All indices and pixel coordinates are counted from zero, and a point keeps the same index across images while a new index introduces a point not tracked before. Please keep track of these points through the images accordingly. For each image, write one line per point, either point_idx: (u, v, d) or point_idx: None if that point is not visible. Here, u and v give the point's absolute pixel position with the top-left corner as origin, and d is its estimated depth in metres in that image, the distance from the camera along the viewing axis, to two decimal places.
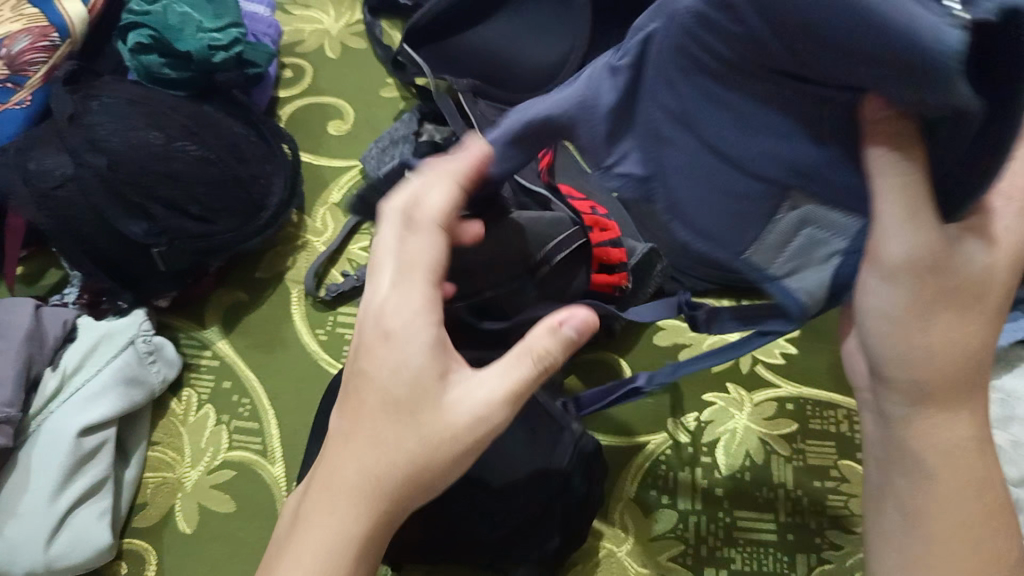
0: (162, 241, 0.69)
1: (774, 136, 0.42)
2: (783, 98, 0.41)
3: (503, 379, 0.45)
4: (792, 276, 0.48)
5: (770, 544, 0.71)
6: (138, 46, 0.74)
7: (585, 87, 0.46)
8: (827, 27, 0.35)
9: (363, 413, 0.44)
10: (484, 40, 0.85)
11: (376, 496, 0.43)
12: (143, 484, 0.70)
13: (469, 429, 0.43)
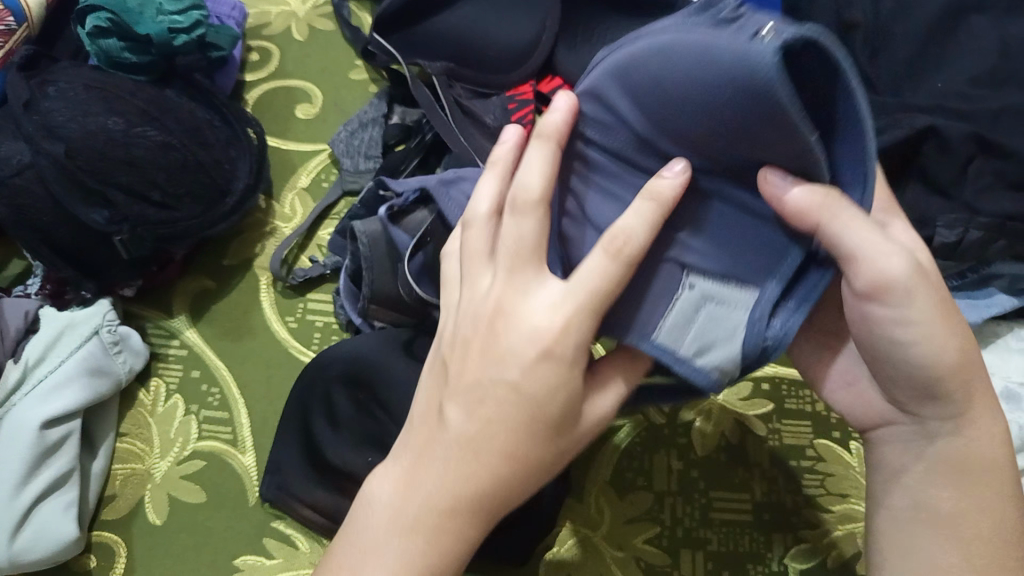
0: (124, 228, 0.69)
1: (686, 209, 0.45)
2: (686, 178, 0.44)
3: (611, 394, 0.45)
4: (701, 354, 0.44)
5: (745, 524, 0.71)
6: (95, 30, 0.71)
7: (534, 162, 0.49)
8: (676, 73, 0.38)
9: (496, 419, 0.43)
10: (454, 25, 0.83)
11: (516, 478, 0.44)
12: (112, 476, 0.69)
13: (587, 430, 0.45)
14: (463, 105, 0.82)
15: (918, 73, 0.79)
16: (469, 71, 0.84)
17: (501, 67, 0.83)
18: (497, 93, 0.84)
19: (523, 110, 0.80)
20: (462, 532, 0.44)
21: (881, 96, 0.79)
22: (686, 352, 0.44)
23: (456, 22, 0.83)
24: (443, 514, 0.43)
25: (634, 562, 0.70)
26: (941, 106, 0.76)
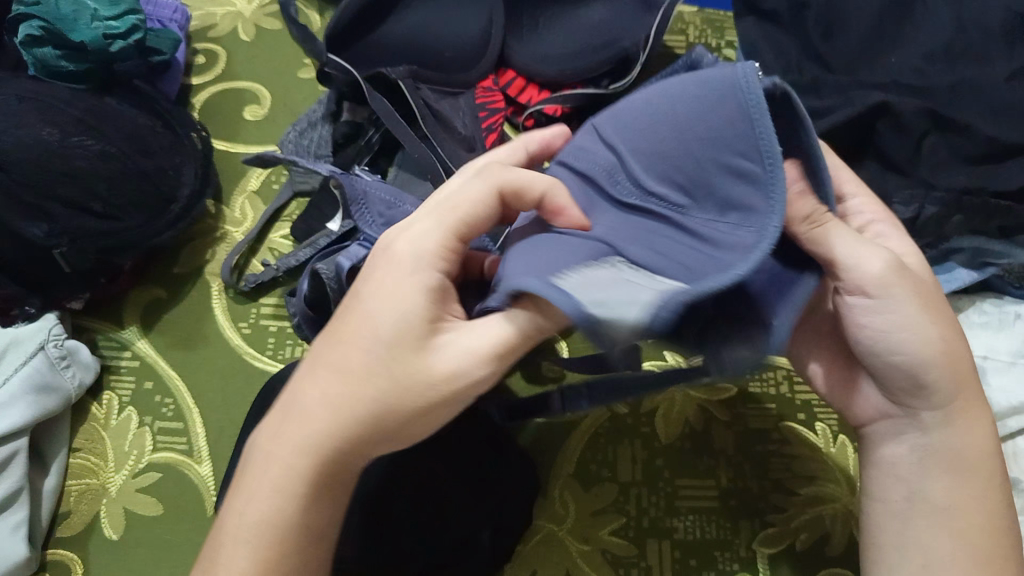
0: (63, 240, 0.68)
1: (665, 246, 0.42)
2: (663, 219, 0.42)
3: (482, 341, 0.42)
4: (598, 305, 0.36)
5: (712, 511, 0.71)
6: (29, 39, 0.69)
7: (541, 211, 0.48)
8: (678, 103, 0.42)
9: (343, 344, 0.43)
10: (409, 29, 0.80)
11: (346, 422, 0.42)
12: (66, 492, 0.68)
13: (443, 382, 0.42)
14: (433, 109, 0.80)
15: (872, 49, 0.78)
16: (433, 72, 0.81)
17: (463, 69, 0.83)
18: (463, 93, 0.83)
19: (492, 117, 0.81)
20: (290, 461, 0.42)
21: (834, 74, 0.78)
22: (577, 298, 0.36)
23: (409, 26, 0.81)
24: (280, 443, 0.43)
25: (600, 555, 0.69)
26: (894, 82, 0.75)
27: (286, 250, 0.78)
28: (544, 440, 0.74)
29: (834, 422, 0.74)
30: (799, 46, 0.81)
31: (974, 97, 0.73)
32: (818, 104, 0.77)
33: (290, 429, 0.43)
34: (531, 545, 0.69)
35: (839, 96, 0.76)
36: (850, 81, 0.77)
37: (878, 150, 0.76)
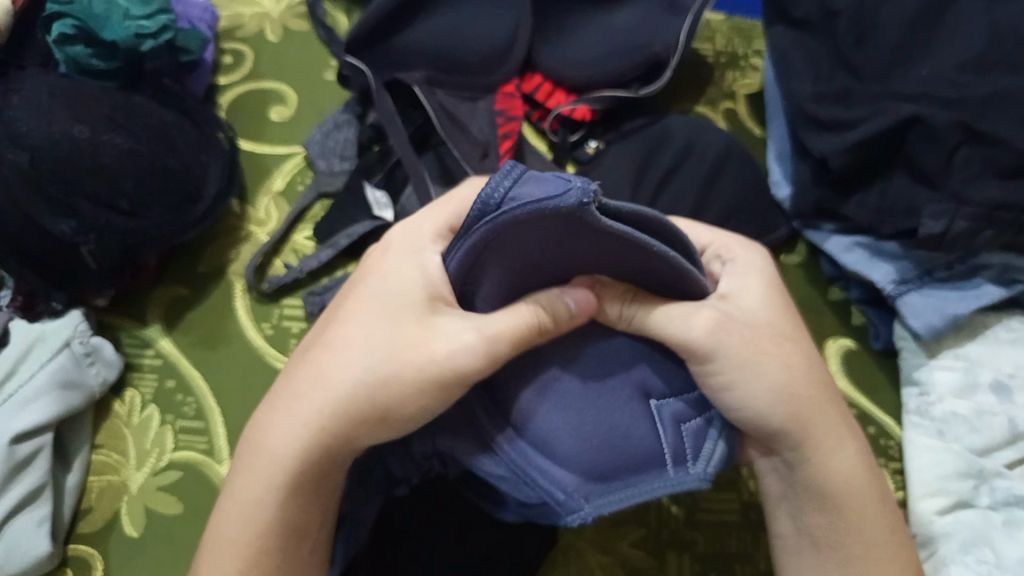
0: (90, 238, 0.69)
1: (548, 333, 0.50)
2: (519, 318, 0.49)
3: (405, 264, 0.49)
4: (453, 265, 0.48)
5: (732, 524, 0.70)
6: (61, 36, 0.70)
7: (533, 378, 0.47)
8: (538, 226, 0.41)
9: (348, 326, 0.49)
10: (428, 37, 0.82)
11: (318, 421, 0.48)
12: (88, 488, 0.68)
13: (382, 296, 0.49)
14: (449, 113, 0.81)
15: (903, 59, 0.77)
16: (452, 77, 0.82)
17: (481, 79, 0.83)
18: (483, 96, 0.83)
19: (508, 123, 0.80)
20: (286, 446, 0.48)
21: (865, 84, 0.78)
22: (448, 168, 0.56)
23: (434, 31, 0.82)
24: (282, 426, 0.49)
25: (618, 566, 0.69)
26: (926, 93, 0.74)
27: (309, 251, 0.78)
28: None
29: (895, 471, 0.72)
30: (829, 55, 0.81)
31: (1007, 111, 0.71)
32: (849, 114, 0.76)
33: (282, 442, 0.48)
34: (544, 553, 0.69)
35: (869, 108, 0.76)
36: (882, 90, 0.76)
37: (909, 161, 0.75)
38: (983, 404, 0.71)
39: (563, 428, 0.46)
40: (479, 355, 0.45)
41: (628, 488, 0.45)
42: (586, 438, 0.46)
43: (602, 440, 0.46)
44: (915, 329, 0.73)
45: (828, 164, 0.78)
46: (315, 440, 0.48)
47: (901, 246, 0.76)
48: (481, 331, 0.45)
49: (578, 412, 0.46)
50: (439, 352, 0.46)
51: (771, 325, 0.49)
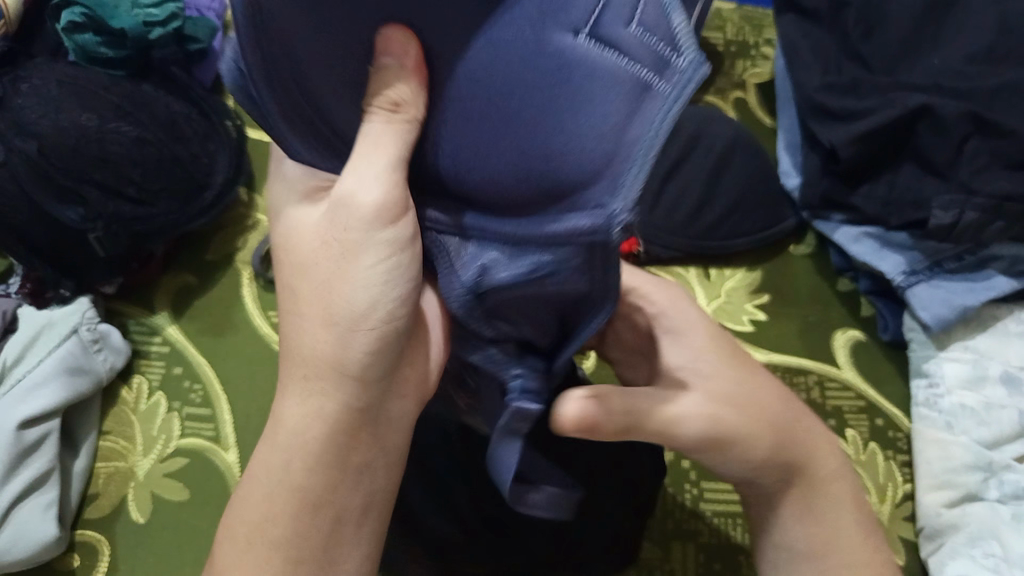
0: (98, 225, 0.70)
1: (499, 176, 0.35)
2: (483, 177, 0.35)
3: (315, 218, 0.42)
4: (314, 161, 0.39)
5: (738, 515, 0.70)
6: (70, 25, 0.70)
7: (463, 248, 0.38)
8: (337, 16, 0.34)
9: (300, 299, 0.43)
10: None
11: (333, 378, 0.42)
12: (95, 474, 0.68)
13: (309, 250, 0.42)
14: None
15: (912, 49, 0.77)
16: None
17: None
18: None
19: None
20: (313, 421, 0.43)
21: (874, 75, 0.77)
22: None
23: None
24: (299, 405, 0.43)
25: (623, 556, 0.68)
26: (935, 83, 0.74)
27: None
28: None
29: (901, 463, 0.71)
30: (839, 45, 0.80)
31: (1018, 102, 0.71)
32: (858, 105, 0.76)
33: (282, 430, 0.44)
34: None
35: (878, 98, 0.75)
36: (891, 81, 0.76)
37: (918, 153, 0.74)
38: (991, 397, 0.70)
39: (483, 195, 0.36)
40: (394, 201, 0.38)
41: (619, 177, 0.33)
42: (525, 197, 0.35)
43: (559, 164, 0.33)
44: (924, 321, 0.73)
45: (836, 155, 0.77)
46: (327, 409, 0.42)
47: (910, 237, 0.75)
48: (385, 170, 0.37)
49: (507, 158, 0.34)
50: (366, 243, 0.39)
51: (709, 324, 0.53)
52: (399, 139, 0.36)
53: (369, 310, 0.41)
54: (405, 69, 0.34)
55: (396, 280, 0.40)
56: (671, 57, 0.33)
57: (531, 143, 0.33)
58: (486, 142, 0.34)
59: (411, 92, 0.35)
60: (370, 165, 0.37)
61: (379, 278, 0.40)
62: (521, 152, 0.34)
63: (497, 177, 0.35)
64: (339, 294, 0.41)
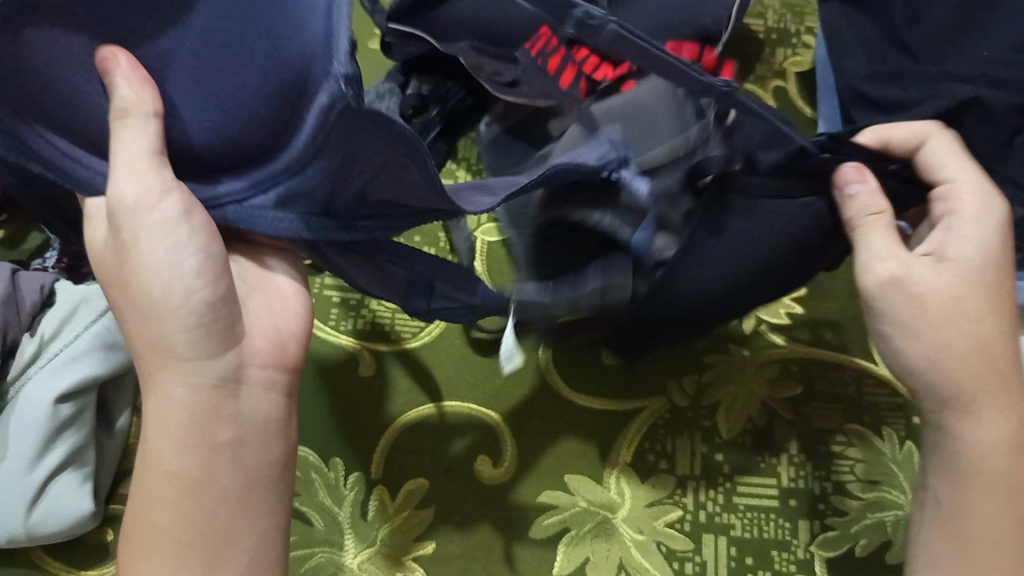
0: None
1: (249, 95, 0.46)
2: (274, 118, 0.47)
3: (169, 259, 0.48)
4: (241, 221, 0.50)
5: (771, 510, 0.69)
6: None
7: (291, 155, 0.48)
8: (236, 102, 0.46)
9: (158, 354, 0.49)
10: None
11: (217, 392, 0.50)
12: (130, 450, 0.69)
13: (159, 299, 0.48)
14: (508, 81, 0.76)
15: (959, 40, 0.75)
16: None
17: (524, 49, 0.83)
18: None
19: None
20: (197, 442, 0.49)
21: (921, 65, 0.75)
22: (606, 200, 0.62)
23: None
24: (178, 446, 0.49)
25: (654, 546, 0.67)
26: (984, 74, 0.72)
27: None
28: (602, 431, 0.71)
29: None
30: (883, 35, 0.78)
31: None
32: (904, 95, 0.74)
33: (170, 445, 0.49)
34: (560, 518, 0.68)
35: (924, 89, 0.73)
36: (937, 73, 0.74)
37: None
38: None
39: (253, 141, 0.48)
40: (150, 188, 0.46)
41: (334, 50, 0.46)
42: (273, 110, 0.47)
43: (284, 73, 0.46)
44: None
45: None
46: (200, 377, 0.50)
47: None
48: (147, 153, 0.46)
49: (252, 83, 0.46)
50: (140, 220, 0.47)
51: (974, 276, 0.54)
52: (156, 126, 0.46)
53: (165, 294, 0.48)
54: (130, 71, 0.45)
55: (177, 250, 0.48)
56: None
57: (252, 79, 0.46)
58: (225, 82, 0.46)
59: (144, 87, 0.45)
60: (132, 163, 0.46)
61: (170, 257, 0.48)
62: (254, 67, 0.46)
63: (256, 100, 0.46)
64: (145, 276, 0.48)
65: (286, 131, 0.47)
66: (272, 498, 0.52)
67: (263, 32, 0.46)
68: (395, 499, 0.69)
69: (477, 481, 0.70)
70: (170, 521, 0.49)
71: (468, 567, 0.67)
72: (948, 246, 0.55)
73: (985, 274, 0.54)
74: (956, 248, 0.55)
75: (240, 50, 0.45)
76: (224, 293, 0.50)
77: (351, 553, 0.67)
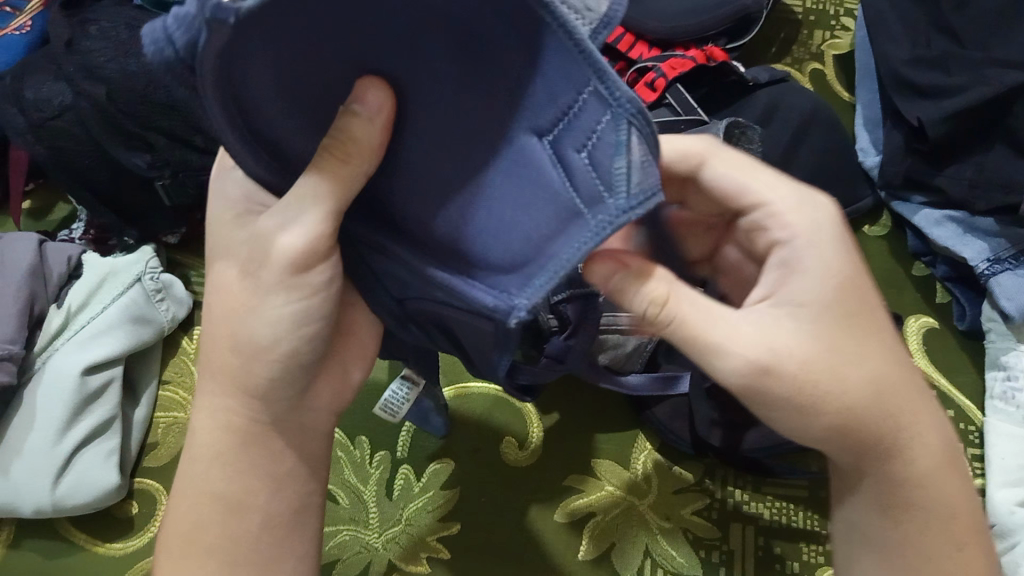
0: (165, 173, 0.68)
1: (487, 183, 0.36)
2: (471, 219, 0.38)
3: (285, 320, 0.43)
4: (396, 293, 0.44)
5: (799, 500, 0.68)
6: None
7: (460, 289, 0.39)
8: (461, 191, 0.37)
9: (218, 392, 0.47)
10: None
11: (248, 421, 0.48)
12: (155, 423, 0.68)
13: (264, 347, 0.44)
14: None
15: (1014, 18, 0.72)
16: None
17: None
18: None
19: None
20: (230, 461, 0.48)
21: (966, 49, 0.73)
22: None
23: None
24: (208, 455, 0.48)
25: (681, 533, 0.66)
26: None
27: None
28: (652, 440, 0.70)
29: (973, 459, 0.69)
30: (927, 17, 0.76)
31: None
32: (948, 81, 0.72)
33: (197, 446, 0.49)
34: (585, 502, 0.67)
35: (971, 74, 0.71)
36: (983, 57, 0.72)
37: (1008, 131, 0.71)
38: None
39: (453, 248, 0.39)
40: (312, 249, 0.40)
41: (518, 286, 0.37)
42: (475, 230, 0.38)
43: (487, 241, 0.38)
44: (1006, 311, 0.69)
45: (924, 132, 0.73)
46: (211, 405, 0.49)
47: (997, 223, 0.72)
48: (320, 224, 0.39)
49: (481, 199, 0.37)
50: (263, 288, 0.42)
51: (854, 292, 0.45)
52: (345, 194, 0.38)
53: (265, 344, 0.44)
54: (382, 118, 0.36)
55: (302, 315, 0.43)
56: (605, 195, 0.34)
57: (494, 193, 0.36)
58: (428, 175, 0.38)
59: (376, 142, 0.36)
60: (301, 223, 0.39)
61: (279, 318, 0.43)
62: (499, 183, 0.36)
63: (471, 230, 0.38)
64: (245, 323, 0.44)
65: (455, 257, 0.39)
66: (302, 511, 0.52)
67: (526, 172, 0.36)
68: (421, 479, 0.68)
69: (503, 461, 0.69)
70: (198, 522, 0.49)
71: (494, 553, 0.66)
72: (796, 262, 0.44)
73: (850, 300, 0.44)
74: (808, 260, 0.44)
75: (495, 158, 0.36)
76: (312, 356, 0.47)
77: (375, 532, 0.66)
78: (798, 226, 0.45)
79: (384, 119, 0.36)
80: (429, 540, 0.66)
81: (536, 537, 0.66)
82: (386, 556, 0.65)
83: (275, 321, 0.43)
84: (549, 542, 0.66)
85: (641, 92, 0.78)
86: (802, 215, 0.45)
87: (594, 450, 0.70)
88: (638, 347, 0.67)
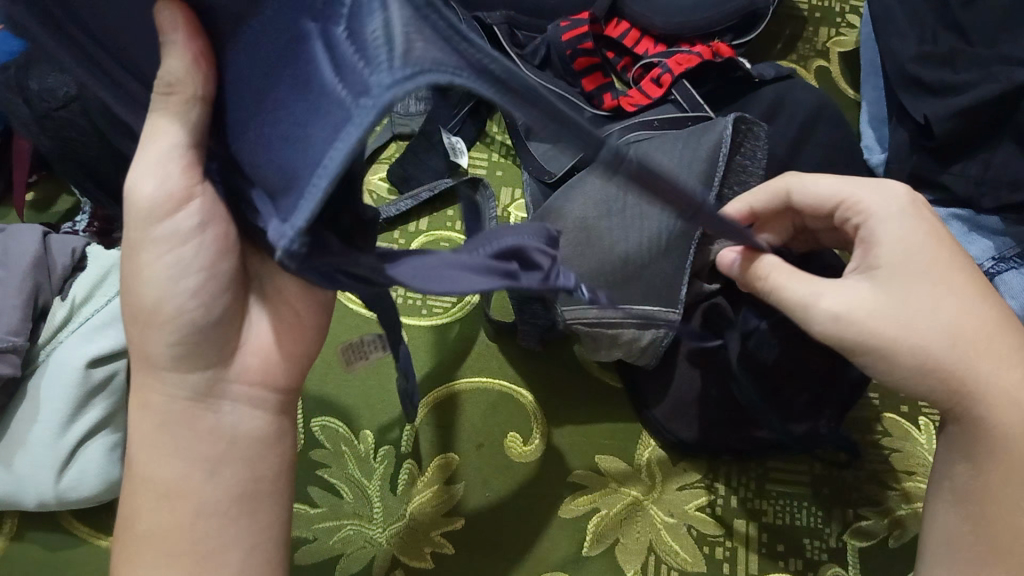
0: None
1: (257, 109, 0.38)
2: (268, 135, 0.37)
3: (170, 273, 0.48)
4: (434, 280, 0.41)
5: (803, 497, 0.68)
6: None
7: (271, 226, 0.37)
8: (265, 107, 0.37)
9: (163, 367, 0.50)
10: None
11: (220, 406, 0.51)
12: None
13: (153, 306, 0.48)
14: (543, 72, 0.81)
15: None
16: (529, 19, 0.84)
17: (555, 13, 0.83)
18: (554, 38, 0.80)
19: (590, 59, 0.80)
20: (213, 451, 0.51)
21: (973, 47, 0.73)
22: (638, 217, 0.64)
23: None
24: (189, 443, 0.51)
25: (685, 529, 0.66)
26: None
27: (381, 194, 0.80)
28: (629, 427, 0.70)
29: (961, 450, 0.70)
30: (935, 14, 0.76)
31: None
32: (955, 78, 0.72)
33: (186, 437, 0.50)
34: (589, 498, 0.67)
35: (979, 72, 0.71)
36: (990, 55, 0.72)
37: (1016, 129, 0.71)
38: None
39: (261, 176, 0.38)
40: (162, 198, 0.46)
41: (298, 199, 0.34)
42: (273, 150, 0.37)
43: (283, 158, 0.36)
44: (1011, 308, 0.69)
45: (930, 130, 0.74)
46: (178, 390, 0.51)
47: (1003, 221, 0.72)
48: (171, 154, 0.45)
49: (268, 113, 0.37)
50: (145, 237, 0.48)
51: (933, 256, 0.50)
52: (198, 115, 0.43)
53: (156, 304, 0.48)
54: (184, 40, 0.40)
55: (179, 267, 0.48)
56: (365, 69, 0.31)
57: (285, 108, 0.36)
58: (247, 94, 0.39)
59: (189, 70, 0.41)
60: (154, 158, 0.45)
61: (171, 273, 0.48)
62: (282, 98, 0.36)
63: (269, 147, 0.37)
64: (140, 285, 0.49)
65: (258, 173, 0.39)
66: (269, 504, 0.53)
67: (306, 82, 0.35)
68: (424, 474, 0.68)
69: (506, 456, 0.69)
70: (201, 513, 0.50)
71: (499, 549, 0.66)
72: (875, 235, 0.52)
73: (930, 262, 0.50)
74: (878, 230, 0.52)
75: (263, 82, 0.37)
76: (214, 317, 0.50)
77: (378, 527, 0.66)
78: (893, 207, 0.52)
79: (195, 53, 0.41)
80: (433, 535, 0.66)
81: (542, 534, 0.66)
82: (390, 551, 0.65)
83: (185, 274, 0.48)
84: (553, 538, 0.66)
85: (648, 89, 0.78)
86: (869, 191, 0.54)
87: (597, 446, 0.69)
88: (653, 338, 0.66)
